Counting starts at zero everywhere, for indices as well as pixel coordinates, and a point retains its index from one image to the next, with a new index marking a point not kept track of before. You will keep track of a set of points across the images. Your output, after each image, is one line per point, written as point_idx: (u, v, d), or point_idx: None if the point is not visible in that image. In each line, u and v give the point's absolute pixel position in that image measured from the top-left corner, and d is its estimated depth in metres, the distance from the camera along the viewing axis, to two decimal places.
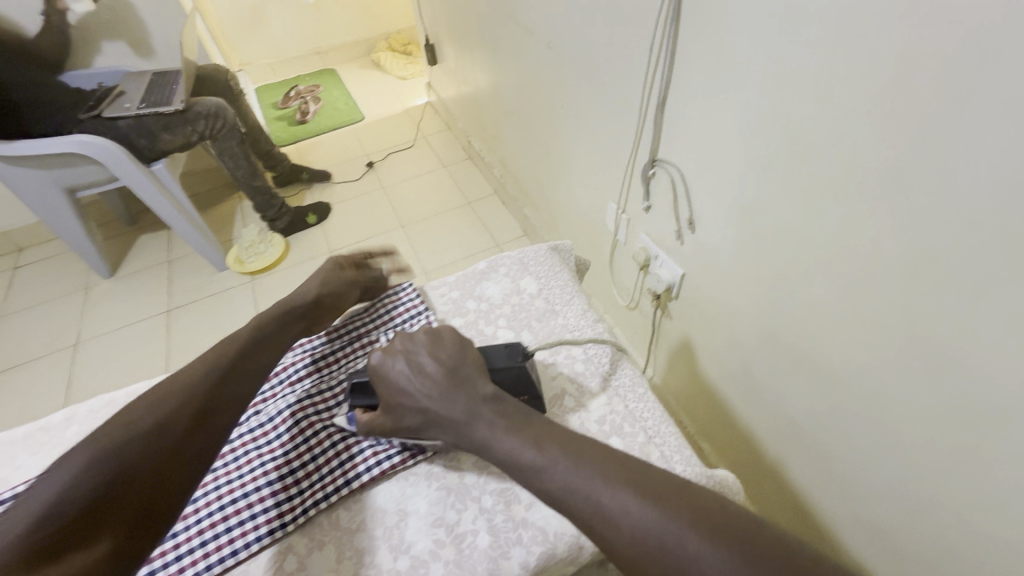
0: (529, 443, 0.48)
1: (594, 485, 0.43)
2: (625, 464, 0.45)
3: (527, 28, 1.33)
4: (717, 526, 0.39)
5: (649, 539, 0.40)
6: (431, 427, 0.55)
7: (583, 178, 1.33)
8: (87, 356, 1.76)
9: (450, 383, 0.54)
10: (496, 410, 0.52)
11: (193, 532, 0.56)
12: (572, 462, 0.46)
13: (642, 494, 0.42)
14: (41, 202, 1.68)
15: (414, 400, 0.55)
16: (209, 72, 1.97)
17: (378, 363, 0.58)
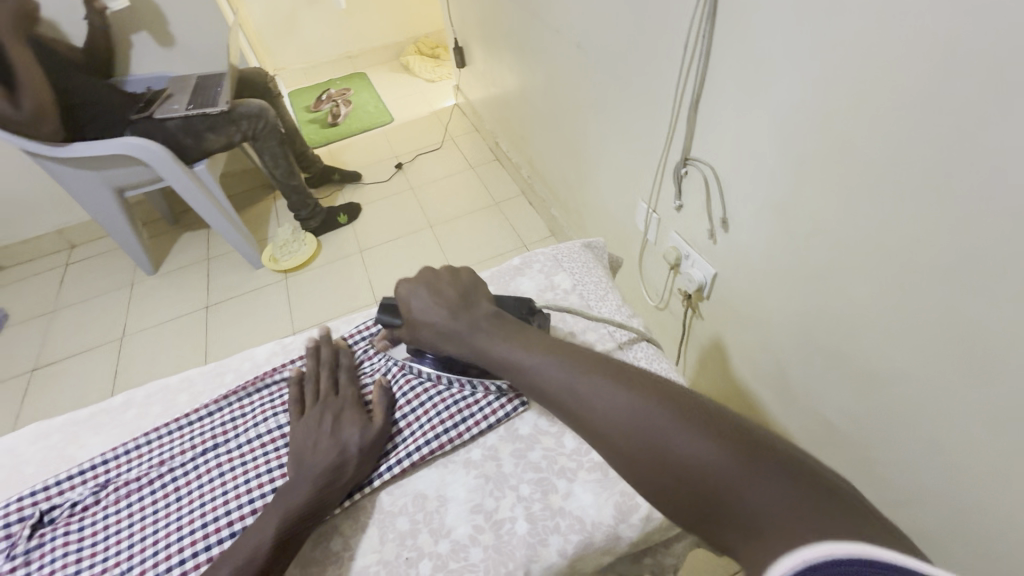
0: (526, 351, 0.53)
1: (587, 385, 0.47)
2: (624, 371, 0.47)
3: (557, 29, 1.34)
4: (706, 422, 0.40)
5: (624, 414, 0.43)
6: (441, 339, 0.60)
7: (612, 177, 1.33)
8: (132, 348, 1.84)
9: (460, 310, 0.60)
10: (498, 327, 0.58)
11: (246, 509, 0.55)
12: (561, 356, 0.51)
13: (625, 383, 0.46)
14: (92, 201, 1.78)
15: (428, 317, 0.61)
16: (248, 76, 2.04)
17: (406, 289, 0.64)
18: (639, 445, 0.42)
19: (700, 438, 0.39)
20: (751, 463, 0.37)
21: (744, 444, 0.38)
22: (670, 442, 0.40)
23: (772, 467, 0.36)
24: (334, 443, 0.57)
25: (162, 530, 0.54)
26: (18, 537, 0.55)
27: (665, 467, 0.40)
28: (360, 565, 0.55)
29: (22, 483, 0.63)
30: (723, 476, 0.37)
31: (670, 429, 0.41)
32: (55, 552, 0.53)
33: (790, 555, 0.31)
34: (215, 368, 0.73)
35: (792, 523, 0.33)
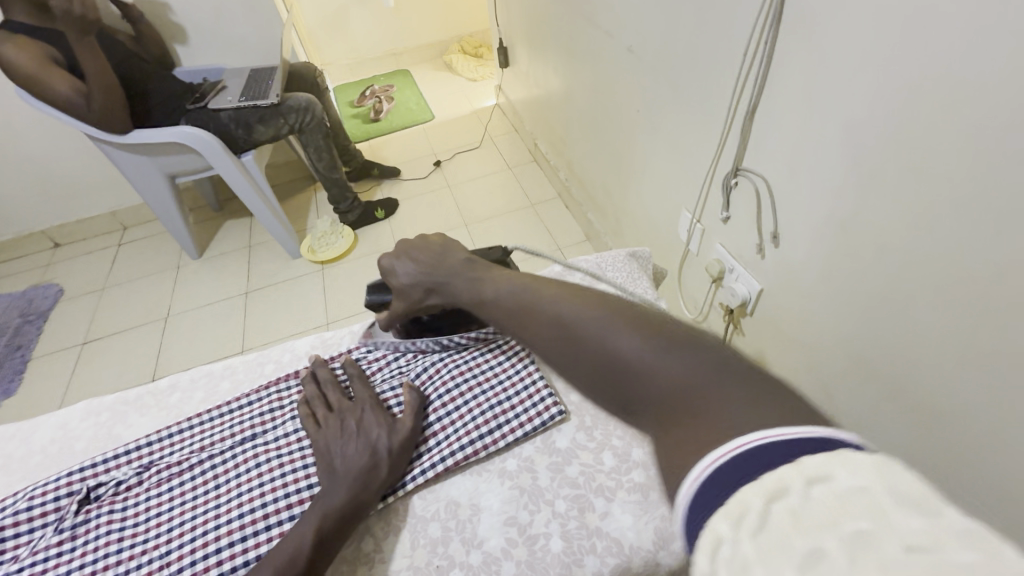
0: (493, 284, 0.59)
1: (539, 302, 0.53)
2: (575, 290, 0.52)
3: (607, 31, 1.31)
4: (637, 322, 0.45)
5: (571, 325, 0.48)
6: (428, 293, 0.65)
7: (655, 184, 1.30)
8: (174, 330, 1.91)
9: (439, 259, 0.64)
10: (473, 268, 0.62)
11: (282, 505, 0.55)
12: (518, 284, 0.57)
13: (574, 300, 0.50)
14: (146, 185, 1.85)
15: (416, 275, 0.65)
16: (299, 70, 2.09)
17: (389, 263, 0.67)
18: (580, 352, 0.46)
19: (633, 338, 0.43)
20: (666, 346, 0.41)
21: (668, 336, 0.42)
22: (610, 345, 0.44)
23: (687, 352, 0.41)
24: (365, 440, 0.57)
25: (200, 516, 0.55)
26: (65, 511, 0.56)
27: (604, 365, 0.44)
28: (392, 567, 0.54)
29: (72, 458, 0.65)
30: (649, 367, 0.41)
31: (606, 334, 0.45)
32: (99, 529, 0.54)
33: (707, 454, 0.32)
34: (257, 358, 0.74)
35: (705, 399, 0.36)
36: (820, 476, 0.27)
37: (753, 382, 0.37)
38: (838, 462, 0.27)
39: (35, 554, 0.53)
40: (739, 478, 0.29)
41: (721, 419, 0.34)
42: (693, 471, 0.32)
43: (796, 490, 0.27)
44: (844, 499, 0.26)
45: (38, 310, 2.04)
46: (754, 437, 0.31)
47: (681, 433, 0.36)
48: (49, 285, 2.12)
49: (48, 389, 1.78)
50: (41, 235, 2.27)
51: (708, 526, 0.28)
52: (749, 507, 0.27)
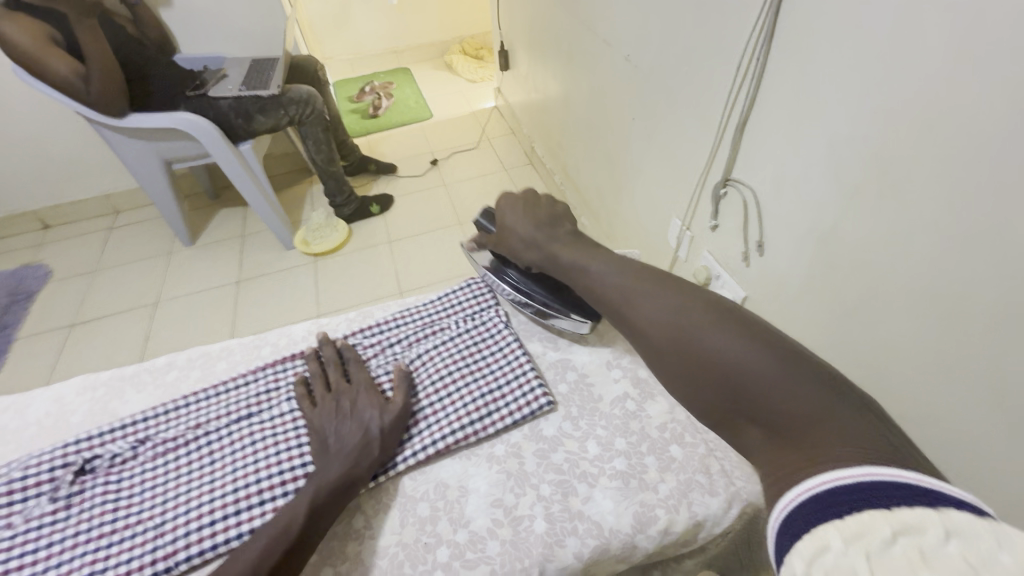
0: (596, 267, 0.61)
1: (644, 297, 0.54)
2: (684, 288, 0.53)
3: (606, 40, 1.35)
4: (750, 334, 0.46)
5: (682, 325, 0.49)
6: (523, 246, 0.69)
7: (648, 192, 1.33)
8: (164, 315, 1.90)
9: (547, 218, 0.68)
10: (572, 246, 0.65)
11: (275, 481, 0.56)
12: (621, 271, 0.59)
13: (686, 298, 0.52)
14: (141, 169, 1.85)
15: (523, 231, 0.68)
16: (300, 62, 2.10)
17: (506, 206, 0.71)
18: (689, 353, 0.48)
19: (748, 347, 0.45)
20: (781, 365, 0.43)
21: (787, 356, 0.44)
22: (721, 352, 0.46)
23: (808, 377, 0.42)
24: (360, 420, 0.60)
25: (195, 490, 0.56)
26: (61, 481, 0.57)
27: (713, 371, 0.46)
28: (380, 544, 0.56)
29: (68, 431, 0.66)
30: (768, 384, 0.43)
31: (716, 340, 0.47)
32: (93, 499, 0.56)
33: (819, 473, 0.35)
34: (254, 340, 0.76)
35: (823, 426, 0.39)
36: (963, 532, 0.27)
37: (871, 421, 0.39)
38: (989, 530, 0.27)
39: (30, 521, 0.54)
40: (868, 503, 0.31)
41: (844, 445, 0.37)
42: (803, 485, 0.35)
43: (935, 534, 0.28)
44: (986, 560, 0.26)
45: (26, 290, 2.02)
46: (863, 470, 0.33)
47: (801, 451, 0.39)
48: (37, 267, 2.11)
49: (33, 370, 1.77)
50: (32, 215, 2.25)
51: (822, 532, 0.30)
52: (874, 532, 0.29)
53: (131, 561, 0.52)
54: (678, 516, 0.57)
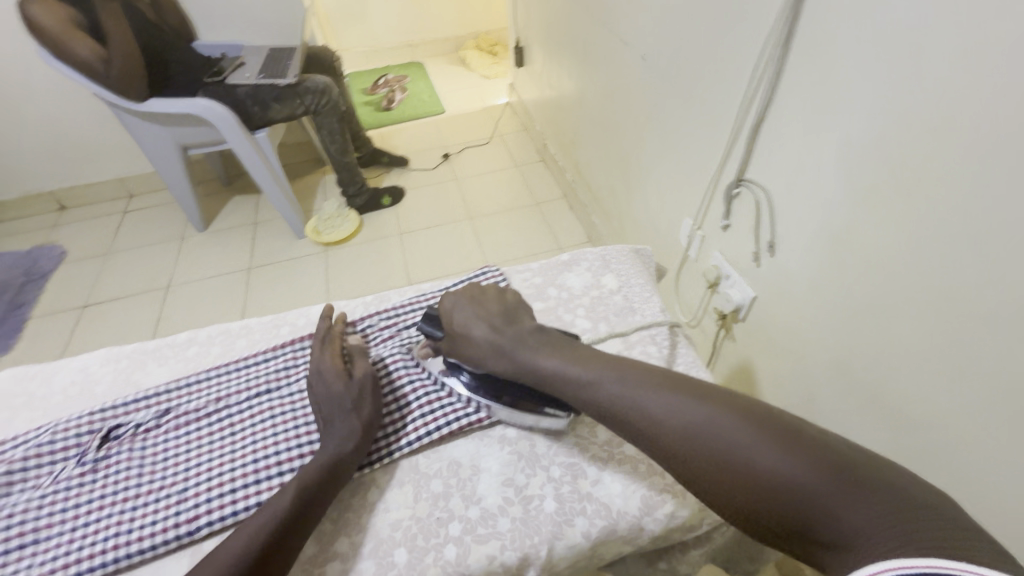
0: (593, 367, 0.56)
1: (652, 403, 0.51)
2: (695, 388, 0.51)
3: (622, 38, 1.36)
4: (785, 442, 0.44)
5: (708, 434, 0.47)
6: (482, 347, 0.61)
7: (660, 191, 1.34)
8: (176, 299, 1.93)
9: (509, 320, 0.62)
10: (552, 342, 0.60)
11: (293, 454, 0.58)
12: (621, 373, 0.55)
13: (702, 400, 0.49)
14: (158, 153, 1.87)
15: (484, 331, 0.61)
16: (317, 52, 2.12)
17: (451, 306, 0.66)
18: (726, 471, 0.45)
19: (788, 460, 0.42)
20: (834, 484, 0.40)
21: (833, 467, 0.41)
22: (760, 465, 0.44)
23: (858, 493, 0.40)
24: (348, 399, 0.61)
25: (216, 459, 0.58)
26: (88, 447, 0.60)
27: (757, 487, 0.43)
28: (394, 517, 0.57)
29: (92, 400, 0.68)
30: (823, 507, 0.40)
31: (753, 453, 0.44)
32: (119, 464, 0.58)
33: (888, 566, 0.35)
34: (272, 320, 0.78)
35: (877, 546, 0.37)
36: None
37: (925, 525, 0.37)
38: None
39: (59, 482, 0.57)
40: None
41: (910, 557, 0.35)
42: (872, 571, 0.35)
43: None
44: None
45: (41, 270, 2.05)
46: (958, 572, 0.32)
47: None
48: (52, 247, 2.14)
49: (47, 348, 1.80)
50: (48, 196, 2.28)
51: None
52: None
53: (155, 523, 0.53)
54: (684, 500, 0.58)
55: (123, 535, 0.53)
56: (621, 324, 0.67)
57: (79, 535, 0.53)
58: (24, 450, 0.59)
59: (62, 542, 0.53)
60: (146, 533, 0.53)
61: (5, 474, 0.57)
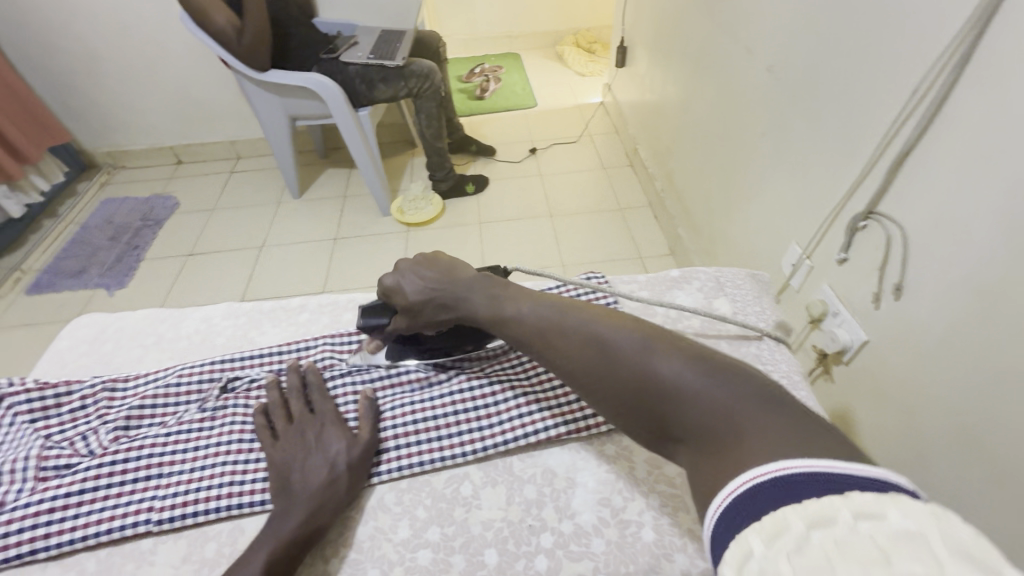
0: (525, 300, 0.62)
1: (564, 316, 0.59)
2: (602, 310, 0.59)
3: (746, 46, 1.28)
4: (669, 346, 0.53)
5: (606, 343, 0.55)
6: (439, 309, 0.66)
7: (767, 214, 1.26)
8: (267, 259, 2.05)
9: (450, 276, 0.66)
10: (492, 287, 0.65)
11: (390, 435, 0.64)
12: (544, 301, 0.62)
13: (605, 318, 0.57)
14: (270, 122, 2.00)
15: (432, 292, 0.66)
16: (425, 36, 2.17)
17: (395, 277, 0.69)
18: (611, 367, 0.53)
19: (669, 363, 0.51)
20: (704, 380, 0.49)
21: (702, 367, 0.50)
22: (649, 368, 0.51)
23: (722, 383, 0.48)
24: (312, 442, 0.59)
25: None
26: (209, 395, 0.66)
27: (643, 384, 0.51)
28: (485, 515, 0.58)
29: (214, 348, 0.74)
30: (694, 399, 0.48)
31: (645, 359, 0.52)
32: (234, 416, 0.64)
33: (742, 477, 0.40)
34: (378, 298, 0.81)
35: (741, 425, 0.45)
36: (872, 515, 0.32)
37: (781, 414, 0.45)
38: (889, 507, 0.32)
39: (183, 423, 0.63)
40: (778, 498, 0.36)
41: (764, 443, 0.42)
42: (728, 486, 0.41)
43: (845, 523, 0.32)
44: (890, 538, 0.30)
45: (156, 217, 2.26)
46: (799, 464, 0.38)
47: (720, 457, 0.44)
48: (168, 198, 2.34)
49: (154, 289, 1.97)
50: (168, 150, 2.50)
51: (747, 539, 0.35)
52: (790, 529, 0.33)
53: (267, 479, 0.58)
54: None
55: (236, 485, 0.58)
56: (736, 353, 0.63)
57: (196, 476, 0.58)
58: (154, 388, 0.66)
59: (182, 481, 0.58)
60: (258, 488, 0.57)
61: (138, 408, 0.64)
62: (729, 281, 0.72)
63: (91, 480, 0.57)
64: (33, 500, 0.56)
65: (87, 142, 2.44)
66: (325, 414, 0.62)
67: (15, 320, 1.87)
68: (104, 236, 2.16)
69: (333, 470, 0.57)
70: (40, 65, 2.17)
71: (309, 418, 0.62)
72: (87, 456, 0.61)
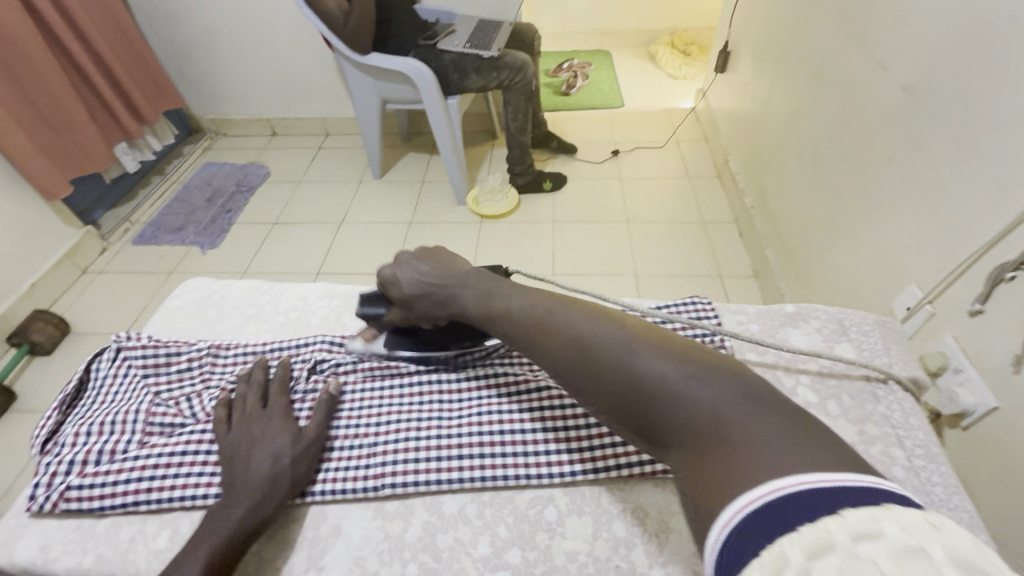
0: (515, 296, 0.61)
1: (553, 314, 0.57)
2: (592, 308, 0.56)
3: (878, 62, 1.16)
4: (661, 348, 0.50)
5: (589, 341, 0.53)
6: (434, 305, 0.68)
7: (879, 252, 1.16)
8: (345, 234, 2.12)
9: (446, 270, 0.68)
10: (484, 283, 0.64)
11: (475, 442, 0.67)
12: (534, 296, 0.60)
13: (596, 317, 0.55)
14: (362, 103, 2.05)
15: (427, 285, 0.68)
16: (522, 28, 2.14)
17: (393, 268, 0.71)
18: (600, 369, 0.51)
19: (662, 363, 0.48)
20: (694, 381, 0.47)
21: (693, 368, 0.47)
22: (642, 371, 0.49)
23: (711, 383, 0.46)
24: (254, 440, 0.64)
25: (423, 441, 0.67)
26: (299, 376, 0.74)
27: (633, 387, 0.49)
28: (570, 546, 0.59)
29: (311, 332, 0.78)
30: (683, 403, 0.46)
31: (637, 360, 0.49)
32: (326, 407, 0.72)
33: (732, 505, 0.39)
34: None
35: (733, 433, 0.43)
36: (868, 536, 0.33)
37: (776, 417, 0.43)
38: (881, 522, 0.33)
39: None
40: (775, 527, 0.36)
41: (758, 457, 0.40)
42: (722, 515, 0.39)
43: (843, 549, 0.32)
44: (891, 559, 0.31)
45: (249, 184, 2.39)
46: (802, 479, 0.37)
47: (710, 467, 0.42)
48: (260, 167, 2.47)
49: (240, 253, 2.08)
50: (265, 122, 2.64)
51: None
52: (791, 562, 0.33)
53: (368, 468, 0.65)
54: None
55: (340, 471, 0.65)
56: (859, 412, 0.60)
57: None
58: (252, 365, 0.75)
59: None
60: (357, 475, 0.65)
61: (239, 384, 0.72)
62: (852, 327, 0.68)
63: (193, 445, 0.65)
64: (140, 453, 0.65)
65: (196, 109, 2.63)
66: (274, 412, 0.67)
67: (119, 267, 2.04)
68: (202, 197, 2.32)
69: (277, 466, 0.62)
70: (165, 34, 2.33)
71: (256, 415, 0.66)
72: (190, 419, 0.69)
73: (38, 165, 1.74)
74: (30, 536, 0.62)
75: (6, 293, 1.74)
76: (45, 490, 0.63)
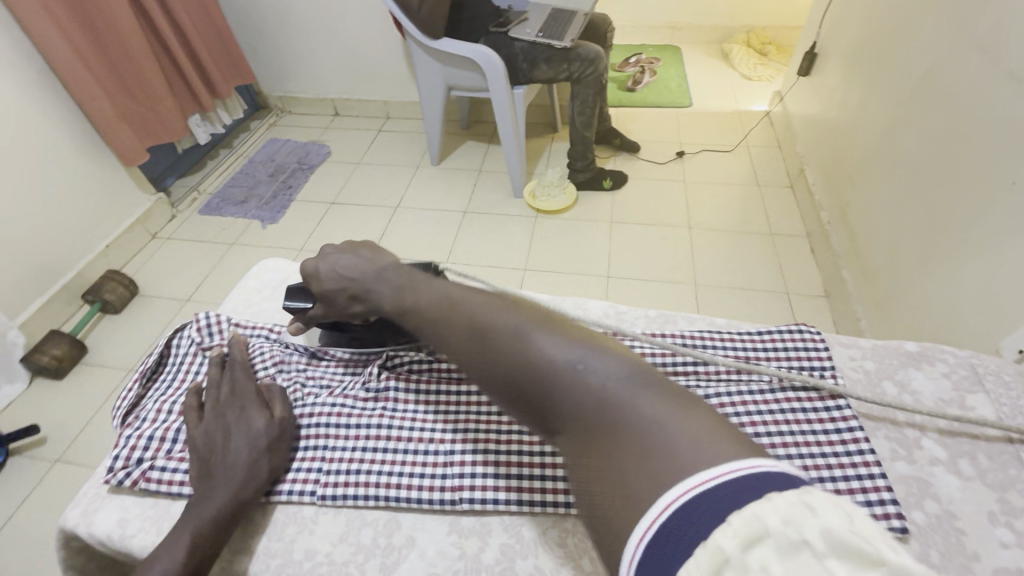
0: (423, 289, 0.61)
1: (456, 300, 0.57)
2: (492, 296, 0.57)
3: (1009, 73, 1.04)
4: (551, 332, 0.50)
5: (482, 328, 0.53)
6: (353, 298, 0.70)
7: (980, 288, 1.07)
8: (400, 219, 2.13)
9: (368, 264, 0.69)
10: (403, 277, 0.65)
11: (541, 462, 0.66)
12: (442, 288, 0.60)
13: (495, 304, 0.55)
14: (427, 89, 2.04)
15: (345, 279, 0.70)
16: (596, 20, 2.07)
17: (315, 263, 0.74)
18: (493, 357, 0.51)
19: (552, 349, 0.48)
20: (577, 365, 0.46)
21: (580, 351, 0.47)
22: (530, 359, 0.48)
23: (594, 363, 0.46)
24: (220, 428, 0.65)
25: (481, 455, 0.67)
26: (371, 373, 0.76)
27: (523, 375, 0.48)
28: None
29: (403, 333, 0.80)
30: (570, 389, 0.45)
31: (525, 348, 0.49)
32: (402, 410, 0.73)
33: (636, 522, 0.36)
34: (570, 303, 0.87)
35: (619, 418, 0.42)
36: (752, 541, 0.31)
37: (663, 398, 0.42)
38: (763, 521, 0.31)
39: (350, 396, 0.74)
40: (679, 552, 0.33)
41: (653, 452, 0.38)
42: (629, 534, 0.36)
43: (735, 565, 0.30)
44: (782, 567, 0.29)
45: (310, 162, 2.43)
46: (697, 481, 0.35)
47: (602, 460, 0.41)
48: (322, 147, 2.51)
49: (298, 230, 2.11)
50: (329, 102, 2.68)
51: None
52: None
53: (445, 479, 0.65)
54: None
55: (415, 479, 0.66)
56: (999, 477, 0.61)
57: (378, 459, 0.68)
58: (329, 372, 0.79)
59: (365, 460, 0.68)
60: (434, 486, 0.65)
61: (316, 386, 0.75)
62: (988, 380, 0.69)
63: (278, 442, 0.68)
64: None
65: (264, 86, 2.69)
66: (249, 398, 0.69)
67: (185, 235, 2.11)
68: (265, 172, 2.38)
69: (256, 453, 0.65)
70: (241, 10, 2.38)
71: (237, 406, 0.68)
72: None
73: (119, 130, 1.81)
74: (108, 507, 0.65)
75: (82, 252, 1.83)
76: (123, 466, 0.66)
